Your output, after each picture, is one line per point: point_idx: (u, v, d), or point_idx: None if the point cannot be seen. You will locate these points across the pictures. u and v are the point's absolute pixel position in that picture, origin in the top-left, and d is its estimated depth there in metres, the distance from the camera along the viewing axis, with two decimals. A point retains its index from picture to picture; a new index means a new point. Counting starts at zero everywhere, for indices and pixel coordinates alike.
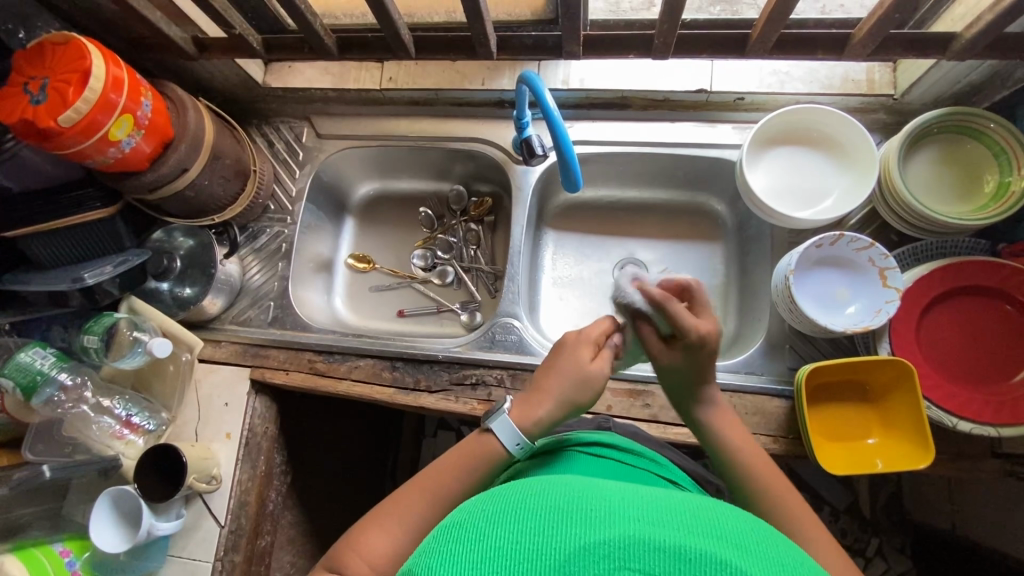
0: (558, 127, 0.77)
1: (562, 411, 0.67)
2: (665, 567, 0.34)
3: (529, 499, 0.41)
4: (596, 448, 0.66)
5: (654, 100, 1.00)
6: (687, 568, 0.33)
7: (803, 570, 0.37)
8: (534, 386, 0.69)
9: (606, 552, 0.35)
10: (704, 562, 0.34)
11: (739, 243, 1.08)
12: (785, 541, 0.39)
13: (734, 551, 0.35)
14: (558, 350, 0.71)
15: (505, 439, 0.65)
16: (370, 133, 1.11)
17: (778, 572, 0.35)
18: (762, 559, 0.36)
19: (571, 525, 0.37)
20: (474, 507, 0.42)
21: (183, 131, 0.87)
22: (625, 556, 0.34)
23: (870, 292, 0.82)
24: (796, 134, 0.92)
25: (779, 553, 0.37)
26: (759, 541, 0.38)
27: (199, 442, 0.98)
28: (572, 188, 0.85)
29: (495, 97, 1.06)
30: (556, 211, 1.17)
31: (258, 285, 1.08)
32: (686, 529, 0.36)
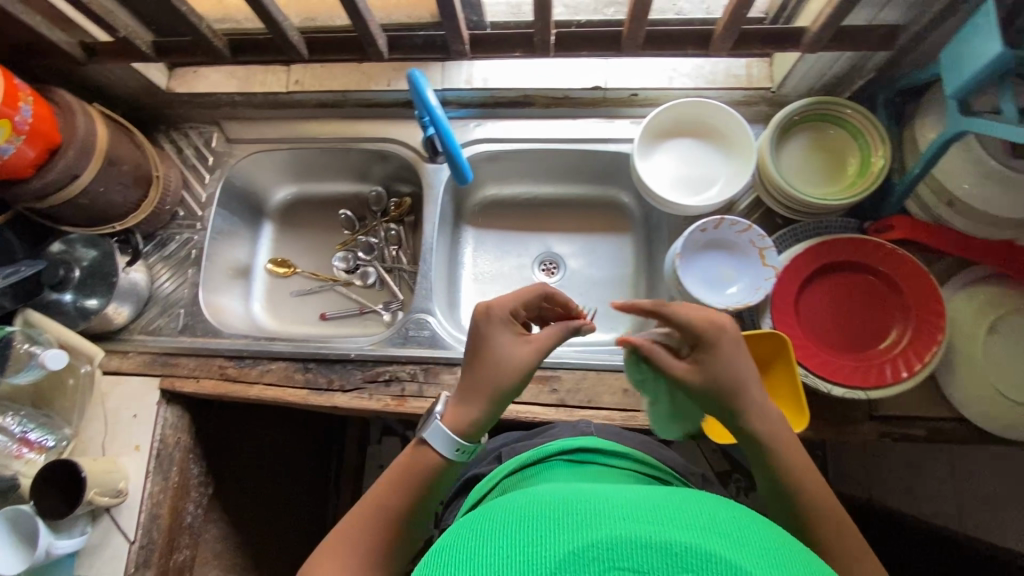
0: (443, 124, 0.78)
1: (478, 393, 0.63)
2: (653, 563, 0.36)
3: (525, 510, 0.43)
4: (579, 453, 0.67)
5: (556, 98, 1.04)
6: (675, 561, 0.36)
7: (793, 556, 0.40)
8: (461, 384, 0.65)
9: (595, 555, 0.37)
10: (689, 556, 0.36)
11: (646, 232, 1.13)
12: (769, 524, 0.42)
13: (717, 541, 0.38)
14: (474, 332, 0.66)
15: (441, 446, 0.63)
16: (281, 137, 1.11)
17: (763, 560, 0.38)
18: (746, 546, 0.39)
19: (561, 532, 0.39)
20: (463, 529, 0.44)
21: (72, 136, 0.86)
22: (614, 556, 0.37)
23: (752, 271, 0.86)
24: (683, 128, 0.97)
25: (761, 536, 0.40)
26: (745, 529, 0.40)
27: (105, 456, 0.95)
28: (466, 182, 0.86)
29: (403, 98, 1.07)
30: (476, 208, 1.20)
31: (168, 292, 1.06)
32: (670, 522, 0.39)
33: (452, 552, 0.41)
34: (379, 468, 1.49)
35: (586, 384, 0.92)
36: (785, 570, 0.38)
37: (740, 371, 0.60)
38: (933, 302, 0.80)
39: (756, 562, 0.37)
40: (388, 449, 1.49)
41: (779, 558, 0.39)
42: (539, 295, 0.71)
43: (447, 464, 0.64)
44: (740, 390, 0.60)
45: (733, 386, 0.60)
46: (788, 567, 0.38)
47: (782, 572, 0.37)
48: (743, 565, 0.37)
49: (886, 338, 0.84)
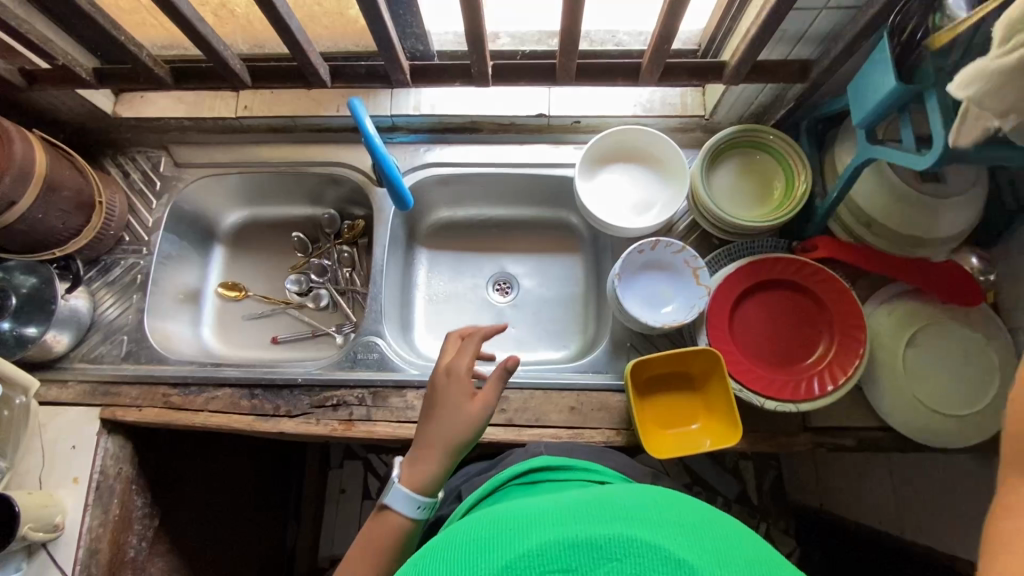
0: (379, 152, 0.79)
1: (433, 448, 0.69)
2: (582, 561, 0.38)
3: (460, 536, 0.45)
4: (530, 475, 0.69)
5: (502, 125, 1.07)
6: (602, 554, 0.39)
7: (715, 523, 0.43)
8: (415, 447, 0.70)
9: (526, 563, 0.39)
10: (612, 546, 0.39)
11: (595, 251, 1.17)
12: (691, 501, 0.45)
13: (639, 526, 0.41)
14: (431, 389, 0.75)
15: (406, 508, 0.67)
16: (230, 161, 1.12)
17: (683, 534, 0.41)
18: (668, 526, 0.41)
19: (492, 550, 0.41)
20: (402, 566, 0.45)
21: (7, 163, 0.85)
22: (544, 562, 0.39)
23: (687, 289, 0.90)
24: (623, 153, 1.01)
25: (681, 513, 0.43)
26: (666, 511, 0.43)
27: (41, 490, 0.92)
28: (407, 207, 0.88)
29: (353, 124, 1.09)
30: (430, 230, 1.22)
31: (112, 318, 1.04)
32: (594, 519, 0.42)
33: None
34: (339, 492, 1.45)
35: (534, 403, 0.93)
36: (705, 539, 0.41)
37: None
38: (854, 316, 0.85)
39: (676, 537, 0.40)
40: (348, 473, 1.47)
41: (701, 528, 0.42)
42: (460, 340, 0.82)
43: (414, 523, 0.68)
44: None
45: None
46: (710, 536, 0.41)
47: (704, 542, 0.40)
48: (664, 543, 0.39)
49: (815, 352, 0.88)
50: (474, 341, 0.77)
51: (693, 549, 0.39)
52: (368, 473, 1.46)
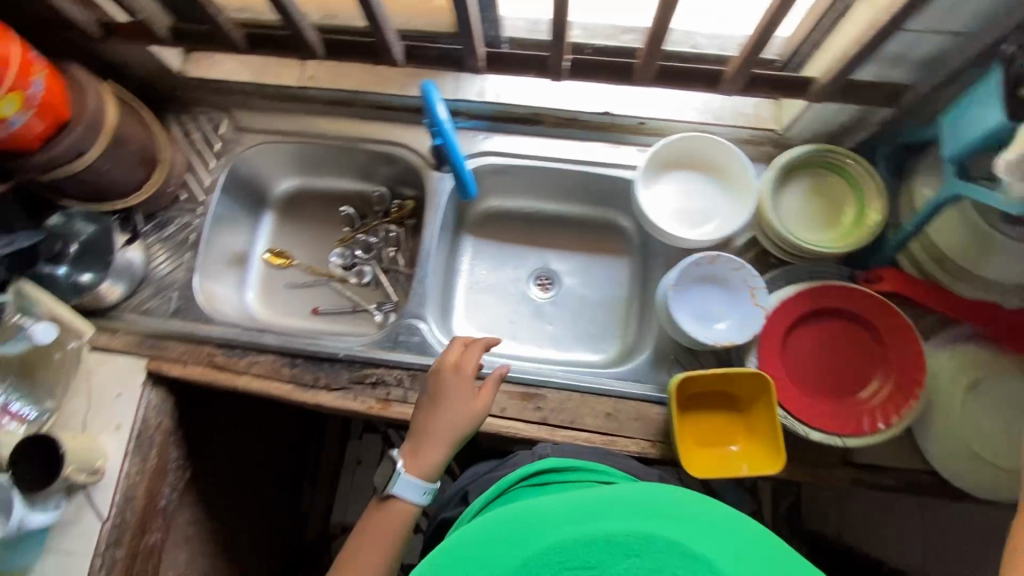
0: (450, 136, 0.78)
1: (438, 441, 0.81)
2: (597, 557, 0.47)
3: (475, 530, 0.52)
4: (538, 477, 0.75)
5: (565, 119, 1.05)
6: (615, 550, 0.47)
7: (707, 511, 0.51)
8: (417, 438, 0.82)
9: (545, 560, 0.48)
10: (625, 544, 0.47)
11: (643, 257, 1.15)
12: (683, 490, 0.53)
13: (639, 521, 0.49)
14: (434, 386, 0.84)
15: (413, 494, 0.80)
16: (288, 129, 1.12)
17: (675, 522, 0.49)
18: (664, 518, 0.49)
19: (511, 548, 0.49)
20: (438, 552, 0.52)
21: (81, 112, 0.86)
22: (562, 559, 0.48)
23: (742, 309, 0.87)
24: (686, 161, 0.98)
25: (673, 502, 0.51)
26: (661, 505, 0.51)
27: (85, 432, 0.96)
28: (465, 194, 0.90)
29: (414, 105, 1.08)
30: (477, 218, 1.21)
31: (164, 274, 1.06)
32: (601, 516, 0.50)
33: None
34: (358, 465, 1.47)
35: (570, 405, 0.92)
36: (694, 525, 0.49)
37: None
38: (915, 356, 0.82)
39: (669, 527, 0.49)
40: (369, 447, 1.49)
41: (696, 520, 0.50)
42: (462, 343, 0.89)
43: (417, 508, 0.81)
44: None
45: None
46: (700, 524, 0.49)
47: (695, 531, 0.48)
48: (660, 534, 0.48)
49: (868, 387, 0.85)
50: (474, 348, 0.86)
51: (685, 537, 0.48)
52: (388, 450, 1.48)
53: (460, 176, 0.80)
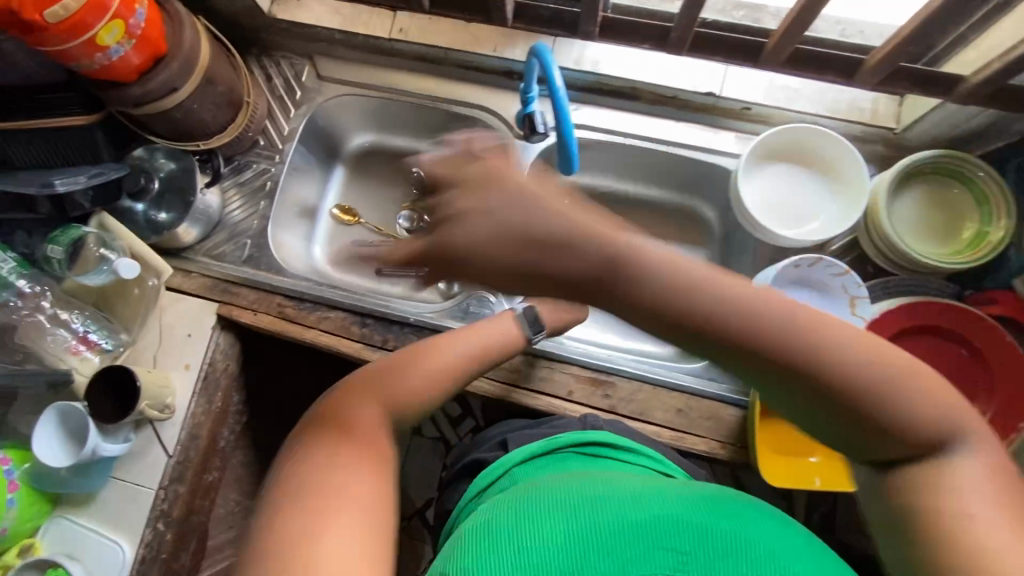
0: (560, 105, 0.75)
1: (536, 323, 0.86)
2: (689, 542, 0.47)
3: (556, 492, 0.54)
4: (591, 447, 0.72)
5: (663, 97, 0.99)
6: (707, 538, 0.48)
7: (787, 537, 0.52)
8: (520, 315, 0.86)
9: (629, 532, 0.48)
10: (717, 532, 0.48)
11: (723, 251, 1.10)
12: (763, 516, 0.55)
13: (726, 522, 0.50)
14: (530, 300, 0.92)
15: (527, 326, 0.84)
16: (370, 83, 1.08)
17: (765, 535, 0.50)
18: (752, 527, 0.51)
19: (591, 512, 0.50)
20: (497, 509, 0.55)
21: (177, 48, 0.83)
22: (651, 536, 0.48)
23: (837, 318, 0.83)
24: (792, 153, 0.92)
25: (756, 520, 0.53)
26: (744, 520, 0.52)
27: (156, 369, 0.97)
28: (567, 171, 0.82)
29: (505, 67, 1.02)
30: (551, 192, 1.17)
31: (237, 220, 1.05)
32: (694, 511, 0.51)
33: (497, 534, 0.50)
34: None
35: (641, 397, 0.90)
36: (781, 543, 0.50)
37: (621, 292, 0.44)
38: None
39: (756, 534, 0.50)
40: None
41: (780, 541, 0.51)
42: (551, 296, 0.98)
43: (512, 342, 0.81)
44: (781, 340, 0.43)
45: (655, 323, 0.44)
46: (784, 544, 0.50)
47: (782, 546, 0.49)
48: (753, 541, 0.48)
49: None
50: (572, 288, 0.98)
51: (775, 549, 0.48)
52: None
53: (564, 149, 0.77)
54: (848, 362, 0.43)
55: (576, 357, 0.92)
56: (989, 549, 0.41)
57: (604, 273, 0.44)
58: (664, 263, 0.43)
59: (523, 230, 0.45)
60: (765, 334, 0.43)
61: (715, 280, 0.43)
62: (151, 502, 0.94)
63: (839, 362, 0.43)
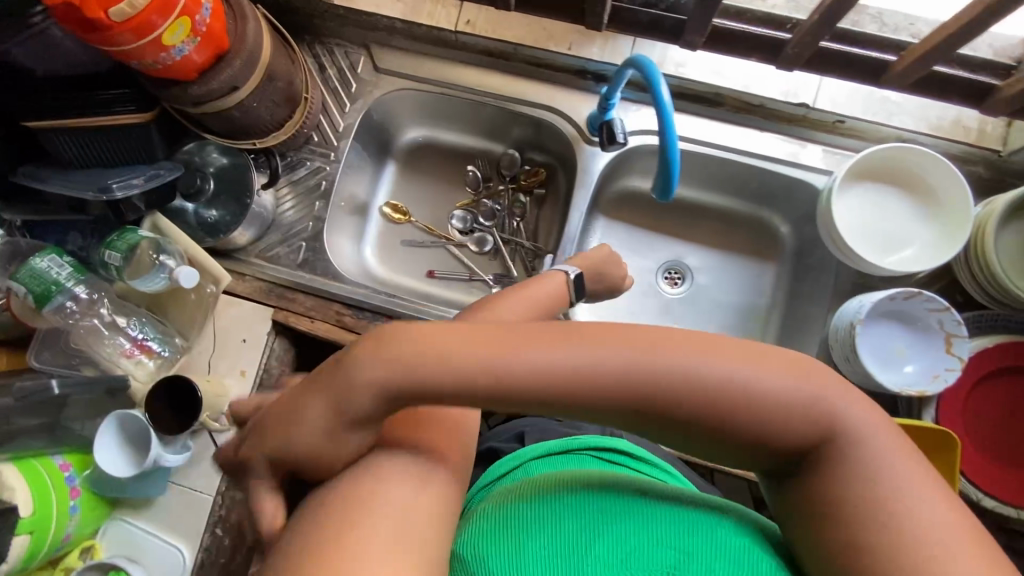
0: (665, 115, 0.68)
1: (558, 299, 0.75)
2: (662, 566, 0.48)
3: (534, 496, 0.54)
4: (608, 453, 0.70)
5: (748, 105, 0.93)
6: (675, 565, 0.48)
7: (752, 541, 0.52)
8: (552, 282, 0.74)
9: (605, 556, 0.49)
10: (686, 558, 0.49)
11: (794, 268, 1.05)
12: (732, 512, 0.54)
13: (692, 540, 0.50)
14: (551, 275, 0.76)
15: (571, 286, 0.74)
16: (431, 77, 1.02)
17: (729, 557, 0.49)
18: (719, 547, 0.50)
19: (566, 521, 0.51)
20: (510, 489, 0.57)
21: (240, 44, 0.77)
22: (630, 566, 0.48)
23: (930, 354, 0.80)
24: (887, 173, 0.86)
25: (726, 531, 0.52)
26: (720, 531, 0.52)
27: (212, 376, 0.94)
28: (662, 194, 0.73)
29: (578, 66, 0.97)
30: (613, 198, 1.12)
31: (291, 221, 1.01)
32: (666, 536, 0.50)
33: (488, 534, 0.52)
34: None
35: None
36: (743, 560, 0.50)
37: (528, 361, 0.46)
38: None
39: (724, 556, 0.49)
40: None
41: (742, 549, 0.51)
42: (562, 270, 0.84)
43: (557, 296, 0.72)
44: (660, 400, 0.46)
45: (411, 397, 0.46)
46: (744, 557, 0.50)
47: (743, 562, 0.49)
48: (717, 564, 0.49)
49: None
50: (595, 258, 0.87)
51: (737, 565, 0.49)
52: None
53: (665, 171, 0.70)
54: (779, 398, 0.46)
55: None
56: (924, 549, 0.44)
57: (471, 379, 0.45)
58: (584, 345, 0.46)
59: (336, 375, 0.45)
60: (653, 393, 0.46)
61: (548, 342, 0.47)
62: (211, 509, 0.93)
63: (744, 391, 0.46)
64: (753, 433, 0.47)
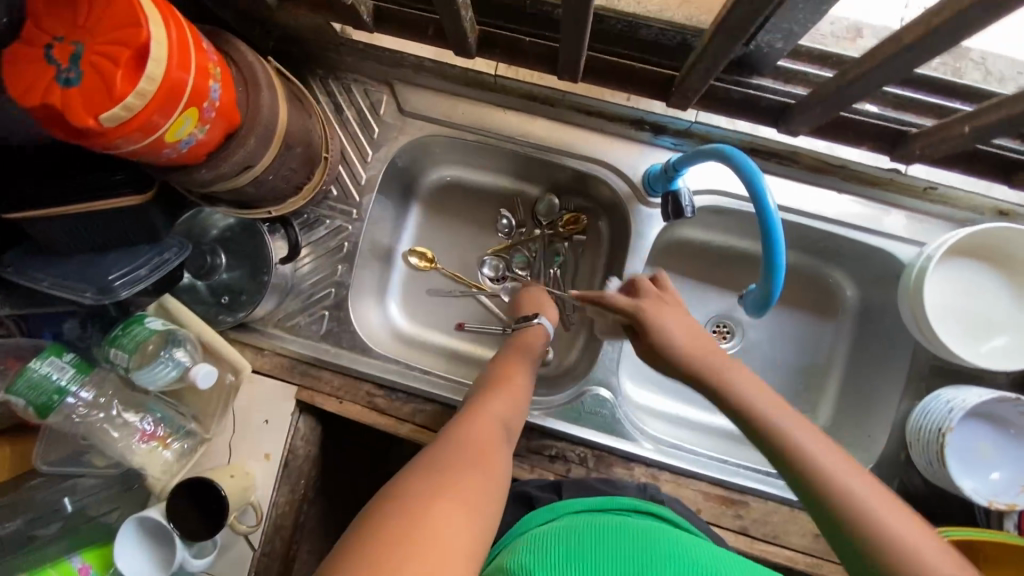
0: (769, 215, 0.59)
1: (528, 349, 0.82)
2: None
3: (561, 548, 0.55)
4: (644, 508, 0.66)
5: (828, 165, 0.84)
6: None
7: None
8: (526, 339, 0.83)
9: None
10: None
11: (858, 331, 0.97)
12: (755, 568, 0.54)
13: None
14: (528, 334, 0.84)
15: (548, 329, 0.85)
16: (467, 124, 0.90)
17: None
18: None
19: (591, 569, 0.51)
20: (529, 546, 0.57)
21: (255, 117, 0.65)
22: None
23: (1016, 460, 0.75)
24: (979, 252, 0.79)
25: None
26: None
27: (233, 461, 0.85)
28: (758, 310, 0.67)
29: (636, 116, 0.87)
30: (661, 249, 1.02)
31: (311, 286, 0.91)
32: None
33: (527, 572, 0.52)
34: None
35: (776, 518, 0.83)
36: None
37: (730, 370, 0.65)
38: None
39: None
40: None
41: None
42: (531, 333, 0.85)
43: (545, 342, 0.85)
44: (777, 433, 0.59)
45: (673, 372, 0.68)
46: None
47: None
48: None
49: None
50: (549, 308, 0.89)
51: None
52: None
53: (765, 279, 0.63)
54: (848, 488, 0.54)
55: (704, 471, 0.84)
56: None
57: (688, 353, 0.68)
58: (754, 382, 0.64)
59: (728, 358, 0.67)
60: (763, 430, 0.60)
61: (758, 389, 0.63)
62: None
63: (820, 466, 0.56)
64: (834, 511, 0.54)
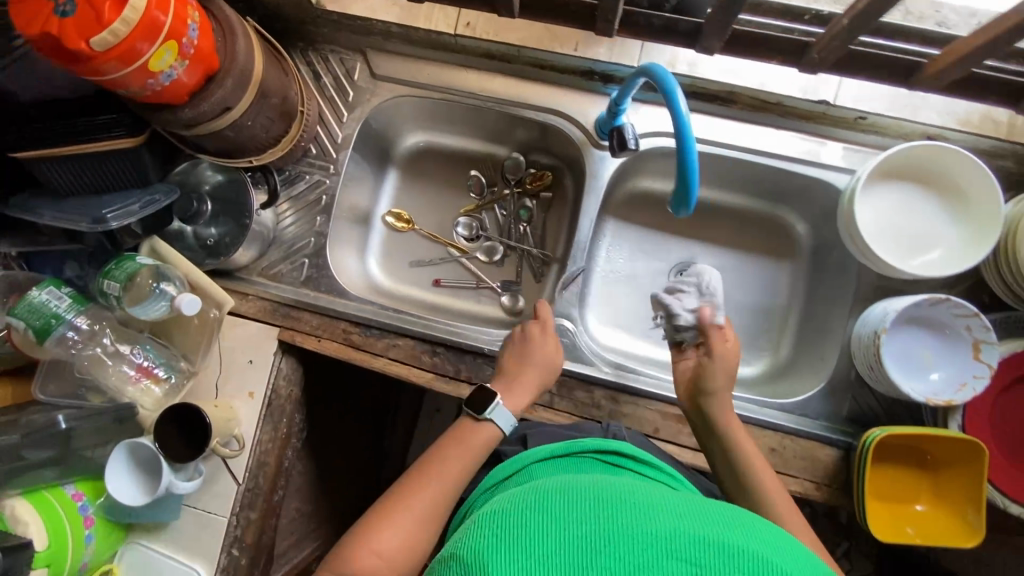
0: (682, 122, 0.66)
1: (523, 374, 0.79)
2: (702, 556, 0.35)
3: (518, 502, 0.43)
4: (613, 455, 0.61)
5: (764, 103, 0.90)
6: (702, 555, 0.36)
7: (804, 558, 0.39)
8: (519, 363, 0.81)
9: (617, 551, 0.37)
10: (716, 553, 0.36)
11: (812, 268, 1.02)
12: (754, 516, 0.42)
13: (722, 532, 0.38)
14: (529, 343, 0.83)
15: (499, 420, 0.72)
16: (431, 83, 0.98)
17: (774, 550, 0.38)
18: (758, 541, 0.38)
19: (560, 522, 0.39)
20: (474, 525, 0.43)
21: (231, 62, 0.74)
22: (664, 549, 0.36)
23: (956, 362, 0.78)
24: (910, 173, 0.84)
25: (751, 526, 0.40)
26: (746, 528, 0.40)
27: (220, 399, 0.92)
28: (683, 207, 0.72)
29: (586, 67, 0.94)
30: (622, 199, 1.08)
31: (293, 237, 0.99)
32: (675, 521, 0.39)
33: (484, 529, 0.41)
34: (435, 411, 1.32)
35: None
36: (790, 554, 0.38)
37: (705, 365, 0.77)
38: None
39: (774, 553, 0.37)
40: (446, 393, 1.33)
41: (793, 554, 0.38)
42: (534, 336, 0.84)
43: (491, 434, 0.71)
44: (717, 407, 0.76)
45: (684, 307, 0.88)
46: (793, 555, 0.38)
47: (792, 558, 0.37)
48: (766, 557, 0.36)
49: None
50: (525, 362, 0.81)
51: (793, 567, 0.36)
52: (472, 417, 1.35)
53: (683, 176, 0.68)
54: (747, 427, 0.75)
55: (665, 394, 0.88)
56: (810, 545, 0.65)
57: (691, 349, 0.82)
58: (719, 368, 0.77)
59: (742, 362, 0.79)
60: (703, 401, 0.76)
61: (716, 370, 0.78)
62: (224, 530, 0.90)
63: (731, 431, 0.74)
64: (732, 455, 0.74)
